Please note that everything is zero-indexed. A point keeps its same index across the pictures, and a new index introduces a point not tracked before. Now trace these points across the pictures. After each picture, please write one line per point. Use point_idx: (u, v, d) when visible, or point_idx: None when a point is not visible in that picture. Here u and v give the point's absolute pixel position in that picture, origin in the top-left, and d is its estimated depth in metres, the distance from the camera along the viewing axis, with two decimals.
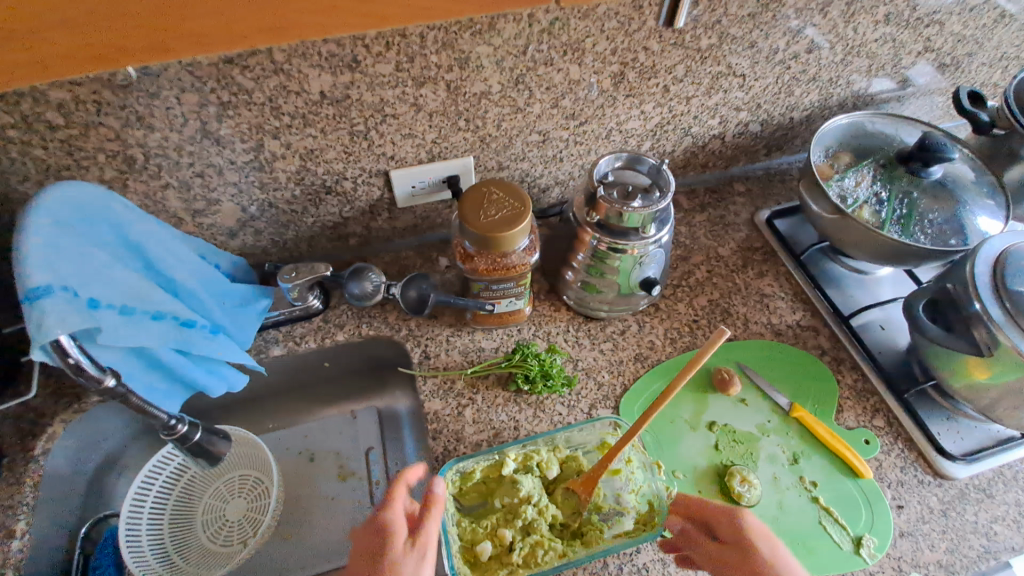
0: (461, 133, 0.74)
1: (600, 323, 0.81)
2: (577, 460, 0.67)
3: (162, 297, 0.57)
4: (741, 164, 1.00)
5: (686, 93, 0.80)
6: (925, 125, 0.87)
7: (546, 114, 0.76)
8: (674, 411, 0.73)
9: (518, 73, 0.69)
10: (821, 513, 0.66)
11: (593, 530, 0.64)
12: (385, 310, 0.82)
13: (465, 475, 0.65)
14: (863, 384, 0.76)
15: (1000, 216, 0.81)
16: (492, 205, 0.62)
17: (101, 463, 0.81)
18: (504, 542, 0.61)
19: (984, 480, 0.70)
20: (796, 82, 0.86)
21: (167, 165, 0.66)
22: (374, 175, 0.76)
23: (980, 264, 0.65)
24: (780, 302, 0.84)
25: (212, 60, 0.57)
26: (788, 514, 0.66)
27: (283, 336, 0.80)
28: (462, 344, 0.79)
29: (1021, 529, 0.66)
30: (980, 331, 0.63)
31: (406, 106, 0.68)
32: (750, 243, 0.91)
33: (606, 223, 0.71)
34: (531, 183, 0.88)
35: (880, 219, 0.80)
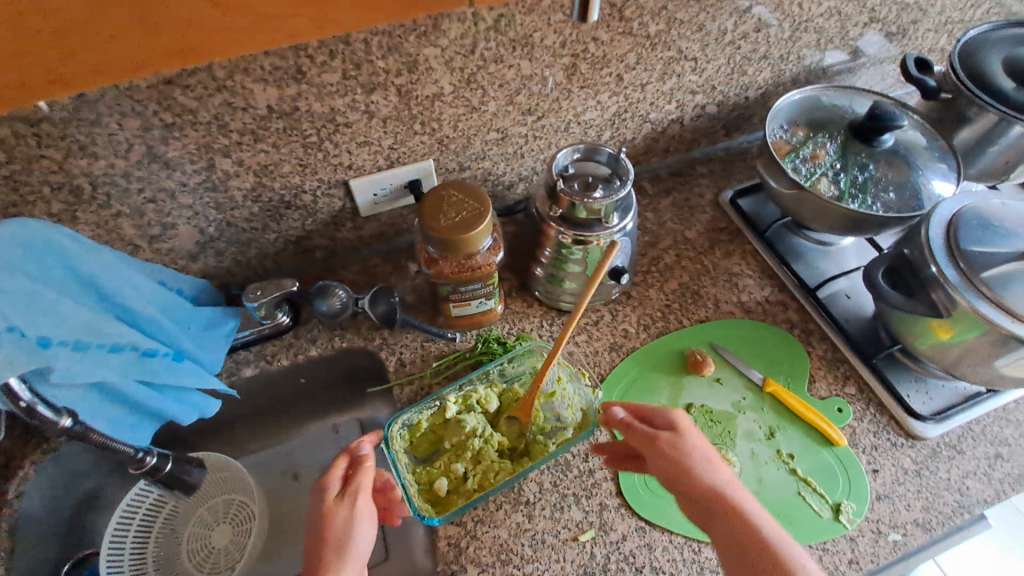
0: (417, 137, 0.73)
1: (574, 315, 0.82)
2: (514, 389, 0.70)
3: (118, 328, 0.56)
4: (703, 146, 1.01)
5: (640, 81, 0.81)
6: (874, 95, 0.89)
7: (502, 111, 0.75)
8: (652, 397, 0.74)
9: (469, 72, 0.68)
10: (800, 484, 0.68)
11: (537, 445, 0.67)
12: (357, 322, 0.81)
13: (413, 427, 0.67)
14: (833, 353, 0.78)
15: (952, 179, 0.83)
16: (451, 207, 0.62)
17: (80, 501, 0.79)
18: (458, 475, 0.63)
19: (955, 437, 0.72)
20: (748, 62, 0.86)
21: (117, 193, 0.64)
22: (333, 186, 0.75)
23: (935, 227, 0.67)
24: (748, 280, 0.86)
25: (150, 82, 0.55)
26: (768, 488, 0.67)
27: (254, 356, 0.79)
28: (437, 349, 0.78)
29: (992, 481, 0.69)
30: (938, 294, 0.64)
31: (358, 113, 0.67)
32: (716, 224, 0.93)
33: (568, 217, 0.71)
34: (495, 182, 0.87)
35: (839, 191, 0.82)
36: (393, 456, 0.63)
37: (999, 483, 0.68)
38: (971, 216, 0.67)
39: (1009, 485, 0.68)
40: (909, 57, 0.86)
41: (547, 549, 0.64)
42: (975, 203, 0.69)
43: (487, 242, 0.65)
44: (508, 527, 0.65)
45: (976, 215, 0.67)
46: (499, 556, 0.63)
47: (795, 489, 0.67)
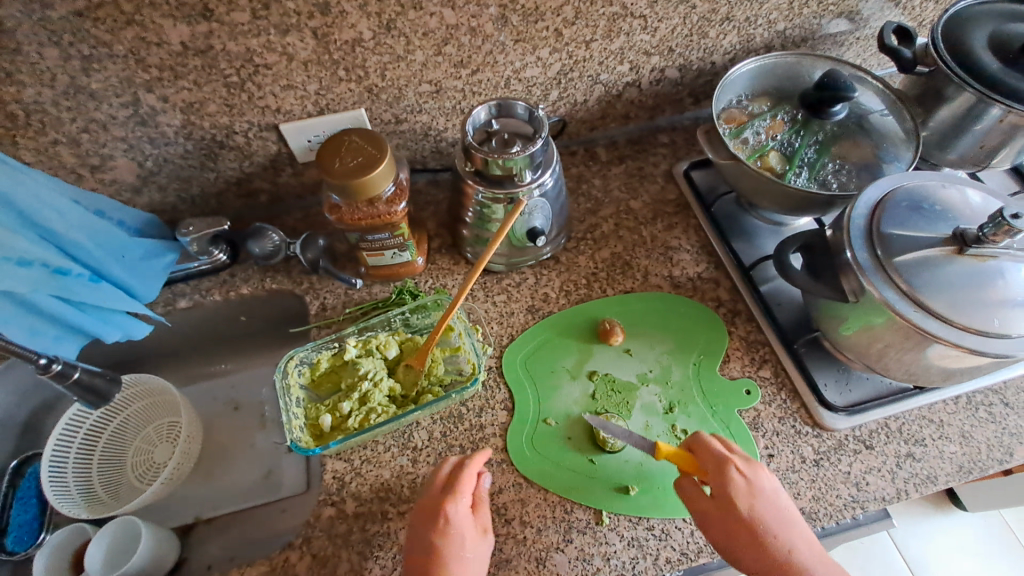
0: (344, 84, 0.73)
1: (497, 276, 0.81)
2: (414, 339, 0.73)
3: (27, 245, 0.62)
4: (668, 114, 0.96)
5: (582, 37, 0.78)
6: (829, 61, 0.82)
7: (432, 62, 0.74)
8: (557, 361, 0.74)
9: (387, 18, 0.67)
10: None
11: (426, 393, 0.70)
12: (289, 265, 0.84)
13: (313, 366, 0.71)
14: (755, 335, 0.76)
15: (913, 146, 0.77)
16: (350, 153, 0.64)
17: (38, 407, 0.88)
18: (342, 413, 0.67)
19: (867, 431, 0.69)
20: (708, 23, 0.81)
21: (50, 121, 0.68)
22: (265, 129, 0.77)
23: (859, 209, 0.63)
24: (684, 255, 0.83)
25: (61, 13, 0.58)
26: (654, 461, 0.67)
27: (190, 289, 0.83)
28: (358, 297, 0.80)
29: (894, 480, 0.66)
30: (850, 280, 0.61)
31: (277, 55, 0.68)
32: (664, 196, 0.89)
33: (482, 172, 0.70)
34: (437, 138, 0.86)
35: (785, 165, 0.77)
36: (286, 388, 0.67)
37: (902, 482, 0.66)
38: (902, 197, 0.63)
39: (913, 486, 0.65)
40: (890, 23, 0.79)
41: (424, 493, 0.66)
42: (913, 183, 0.64)
43: (389, 189, 0.66)
44: (391, 470, 0.68)
45: (907, 196, 0.63)
46: (378, 494, 0.66)
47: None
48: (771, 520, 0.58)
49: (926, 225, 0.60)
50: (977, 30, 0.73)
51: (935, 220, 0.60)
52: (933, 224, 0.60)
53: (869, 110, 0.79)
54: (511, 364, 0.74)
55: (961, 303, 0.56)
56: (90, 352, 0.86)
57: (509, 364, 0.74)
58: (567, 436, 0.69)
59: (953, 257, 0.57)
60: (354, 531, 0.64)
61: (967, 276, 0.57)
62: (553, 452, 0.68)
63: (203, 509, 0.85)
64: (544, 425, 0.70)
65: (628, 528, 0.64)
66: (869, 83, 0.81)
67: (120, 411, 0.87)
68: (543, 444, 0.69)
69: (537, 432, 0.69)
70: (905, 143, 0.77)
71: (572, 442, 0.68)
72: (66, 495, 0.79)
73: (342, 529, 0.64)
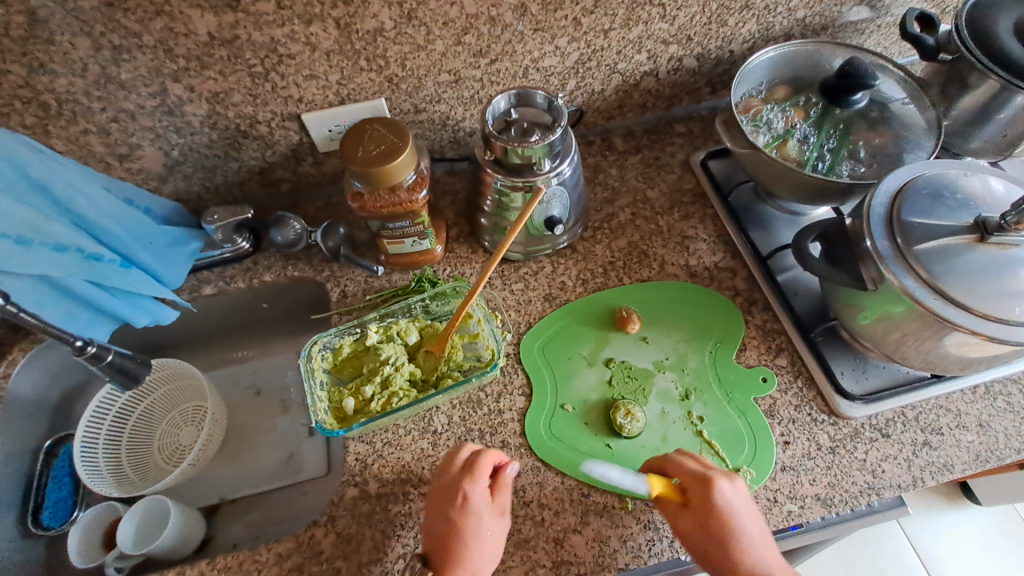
0: (365, 73, 0.74)
1: (515, 265, 0.82)
2: (433, 325, 0.74)
3: (62, 231, 0.64)
4: (685, 104, 0.96)
5: (601, 26, 0.78)
6: (849, 49, 0.82)
7: (451, 52, 0.75)
8: (574, 348, 0.75)
9: (408, 8, 0.68)
10: (704, 448, 0.68)
11: (446, 378, 0.72)
12: (310, 254, 0.86)
13: (336, 351, 0.72)
14: (772, 324, 0.76)
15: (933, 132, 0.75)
16: (372, 141, 0.65)
17: (69, 390, 0.90)
18: (365, 397, 0.69)
19: (883, 420, 0.69)
20: (728, 11, 0.81)
21: (81, 111, 0.70)
22: (287, 119, 0.78)
23: (880, 197, 0.63)
24: (701, 244, 0.83)
25: (93, 4, 0.60)
26: (669, 447, 0.68)
27: (214, 276, 0.85)
28: (378, 285, 0.82)
29: (910, 468, 0.66)
30: (869, 268, 0.61)
31: (300, 45, 0.69)
32: (680, 185, 0.90)
33: (501, 161, 0.71)
34: (455, 127, 0.87)
35: (804, 154, 0.77)
36: (310, 372, 0.69)
37: (918, 470, 0.66)
38: (924, 186, 0.62)
39: (929, 473, 0.66)
40: (912, 10, 0.78)
41: None
42: (935, 171, 0.64)
43: (410, 176, 0.68)
44: (412, 452, 0.69)
45: (928, 185, 0.62)
46: (400, 475, 0.68)
47: (697, 451, 0.68)
48: (742, 535, 0.60)
49: (947, 213, 0.60)
50: (1003, 16, 0.72)
51: (956, 209, 0.60)
52: (954, 213, 0.59)
53: (891, 98, 0.79)
54: (529, 351, 0.75)
55: (983, 291, 0.56)
56: (118, 337, 0.89)
57: (527, 350, 0.75)
58: (584, 421, 0.70)
59: (974, 246, 0.57)
60: (377, 511, 0.66)
61: (989, 264, 0.56)
62: (571, 437, 0.69)
63: (226, 491, 0.88)
64: (561, 410, 0.71)
65: (644, 512, 0.65)
66: (890, 71, 0.80)
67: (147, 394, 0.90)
68: (561, 429, 0.70)
69: (554, 417, 0.70)
70: (927, 131, 0.76)
71: (589, 428, 0.70)
72: (97, 473, 0.82)
73: (366, 509, 0.66)
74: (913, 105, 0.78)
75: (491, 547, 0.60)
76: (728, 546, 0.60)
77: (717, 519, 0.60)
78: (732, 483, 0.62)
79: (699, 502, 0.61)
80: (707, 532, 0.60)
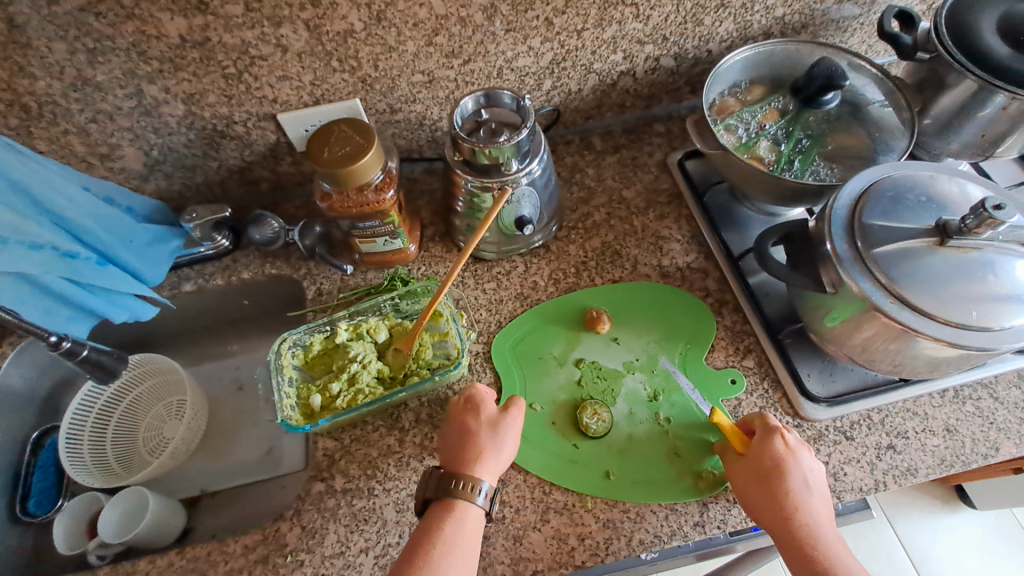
0: (338, 74, 0.75)
1: (487, 264, 0.83)
2: (403, 324, 0.75)
3: (40, 230, 0.66)
4: (664, 103, 0.96)
5: (574, 26, 0.78)
6: (824, 49, 0.81)
7: (423, 52, 0.76)
8: (544, 347, 0.76)
9: (377, 10, 0.69)
10: (670, 449, 0.68)
11: (413, 376, 0.72)
12: (288, 252, 0.87)
13: (307, 348, 0.74)
14: (741, 326, 0.76)
15: (905, 132, 0.75)
16: (338, 142, 0.66)
17: (57, 383, 0.93)
18: (332, 393, 0.71)
19: (848, 423, 0.69)
20: (703, 10, 0.80)
21: (61, 112, 0.72)
22: (263, 119, 0.79)
23: (843, 201, 0.63)
24: (674, 245, 0.83)
25: (65, 9, 0.61)
26: (635, 447, 0.69)
27: (194, 274, 0.87)
28: (353, 283, 0.83)
29: (874, 471, 0.66)
30: (829, 272, 0.61)
31: (271, 47, 0.70)
32: (657, 186, 0.90)
33: (471, 162, 0.71)
34: (432, 127, 0.88)
35: (777, 156, 0.76)
36: (279, 369, 0.71)
37: (881, 473, 0.66)
38: (890, 187, 0.62)
39: (891, 478, 0.66)
40: (891, 8, 0.77)
41: (409, 471, 0.69)
42: (904, 172, 0.64)
43: (378, 176, 0.69)
44: (378, 448, 0.71)
45: (895, 186, 0.62)
46: (365, 471, 0.69)
47: (663, 452, 0.68)
48: (795, 480, 0.60)
49: (911, 215, 0.59)
50: (984, 16, 0.71)
51: (921, 211, 0.59)
52: (918, 215, 0.59)
53: (866, 100, 0.78)
54: (499, 348, 0.76)
55: (944, 297, 0.55)
56: (103, 332, 0.91)
57: (497, 347, 0.76)
58: (551, 420, 0.71)
59: (936, 250, 0.57)
60: (342, 505, 0.68)
61: (951, 268, 0.56)
62: (538, 435, 0.70)
63: (207, 484, 0.90)
64: (529, 409, 0.71)
65: (604, 511, 0.66)
66: (864, 69, 0.79)
67: (130, 390, 0.92)
68: (528, 428, 0.70)
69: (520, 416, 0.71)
70: (899, 131, 0.76)
71: (556, 426, 0.70)
72: (82, 467, 0.85)
73: (331, 504, 0.68)
74: (886, 106, 0.78)
75: (507, 450, 0.64)
76: (780, 492, 0.60)
77: (777, 462, 0.61)
78: (801, 442, 0.63)
79: (760, 446, 0.63)
80: (761, 473, 0.61)
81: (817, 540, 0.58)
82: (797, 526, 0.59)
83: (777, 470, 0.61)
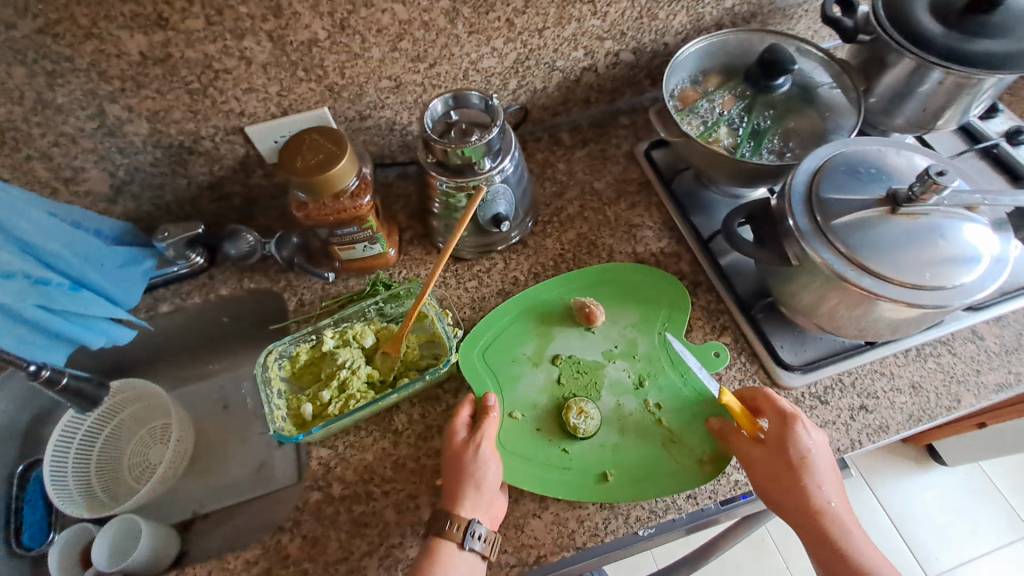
0: (305, 84, 0.75)
1: (467, 263, 0.84)
2: (389, 327, 0.76)
3: (9, 258, 0.65)
4: (627, 96, 0.98)
5: (535, 25, 0.80)
6: (773, 36, 0.85)
7: (389, 58, 0.76)
8: (519, 350, 0.76)
9: (340, 18, 0.69)
10: (670, 431, 0.70)
11: (403, 377, 0.73)
12: (265, 265, 0.87)
13: (293, 359, 0.74)
14: (717, 304, 0.79)
15: (852, 110, 0.80)
16: (310, 151, 0.66)
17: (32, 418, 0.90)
18: (322, 401, 0.71)
19: (821, 387, 0.72)
20: (657, 5, 0.84)
21: (21, 138, 0.70)
22: (231, 133, 0.79)
23: (800, 177, 0.66)
24: (647, 232, 0.86)
25: (20, 32, 0.60)
26: (633, 437, 0.70)
27: (170, 294, 0.85)
28: (335, 291, 0.83)
29: (848, 430, 0.70)
30: (793, 247, 0.65)
31: (235, 60, 0.70)
32: (626, 176, 0.92)
33: (444, 163, 0.72)
34: (403, 132, 0.88)
35: (736, 141, 0.80)
36: (267, 382, 0.71)
37: (855, 433, 0.70)
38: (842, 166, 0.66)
39: (865, 435, 0.69)
40: None
41: (406, 473, 0.70)
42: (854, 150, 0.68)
43: (352, 181, 0.69)
44: (374, 452, 0.71)
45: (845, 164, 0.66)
46: (362, 476, 0.70)
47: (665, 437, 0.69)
48: (818, 471, 0.62)
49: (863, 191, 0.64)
50: None
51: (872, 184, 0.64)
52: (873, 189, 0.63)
53: (817, 81, 0.82)
54: (467, 359, 0.74)
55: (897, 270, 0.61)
56: (78, 361, 0.89)
57: (467, 358, 0.74)
58: (533, 424, 0.71)
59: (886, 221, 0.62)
60: (341, 512, 0.68)
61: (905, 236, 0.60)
62: (526, 441, 0.70)
63: (200, 506, 0.89)
64: (509, 417, 0.71)
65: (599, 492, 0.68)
66: (811, 53, 0.83)
67: (112, 417, 0.90)
68: (511, 435, 0.70)
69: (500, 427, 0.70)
70: (847, 111, 0.80)
71: (541, 429, 0.70)
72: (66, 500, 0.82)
73: (330, 512, 0.68)
74: (833, 86, 0.82)
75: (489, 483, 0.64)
76: (807, 486, 0.62)
77: (802, 455, 0.63)
78: (816, 429, 0.65)
79: (782, 438, 0.64)
80: (787, 468, 0.62)
81: (842, 526, 0.61)
82: (826, 516, 0.61)
83: (805, 463, 0.62)
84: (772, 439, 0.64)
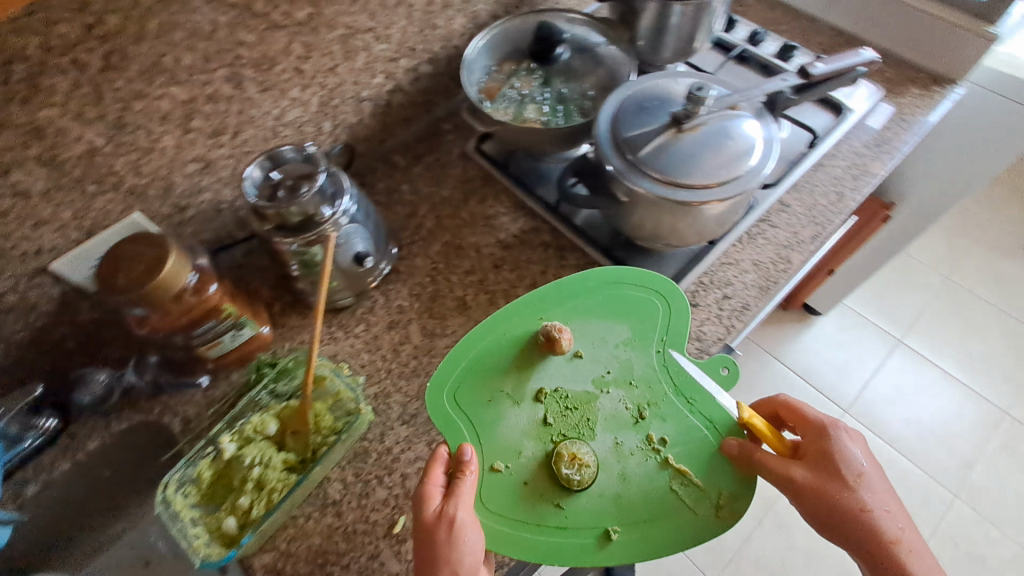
0: (101, 196, 0.70)
1: (348, 310, 0.84)
2: (288, 404, 0.72)
3: None
4: (442, 104, 1.02)
5: (325, 67, 0.81)
6: (540, 15, 0.93)
7: (186, 142, 0.73)
8: (498, 394, 0.73)
9: (113, 118, 0.65)
10: (671, 465, 0.69)
11: (321, 447, 0.71)
12: (133, 397, 0.79)
13: (196, 481, 0.68)
14: (585, 259, 0.86)
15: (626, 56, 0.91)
16: (130, 263, 0.61)
17: None
18: (245, 509, 0.66)
19: (690, 294, 0.82)
20: (433, 14, 0.89)
21: None
22: (35, 275, 0.70)
23: (602, 128, 0.74)
24: (503, 218, 0.91)
25: None
26: (632, 479, 0.69)
27: (32, 472, 0.75)
28: (221, 392, 0.78)
29: (722, 321, 0.80)
30: (618, 187, 0.72)
31: (8, 198, 0.63)
32: (467, 175, 0.97)
33: (282, 225, 0.71)
34: (233, 210, 0.84)
35: (546, 112, 0.87)
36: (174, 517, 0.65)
37: (727, 320, 0.80)
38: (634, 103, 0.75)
39: (735, 318, 0.80)
40: None
41: (360, 538, 0.68)
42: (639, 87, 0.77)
43: (193, 277, 0.65)
44: (320, 533, 0.68)
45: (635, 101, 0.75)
46: (316, 561, 0.67)
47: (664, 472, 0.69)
48: (870, 484, 0.64)
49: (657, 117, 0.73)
50: None
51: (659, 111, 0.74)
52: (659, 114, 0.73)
53: (593, 43, 0.92)
54: (436, 409, 0.72)
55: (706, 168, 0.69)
56: None
57: (436, 405, 0.72)
58: (522, 472, 0.69)
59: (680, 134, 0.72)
60: None
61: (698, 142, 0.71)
62: (514, 496, 0.68)
63: None
64: (491, 470, 0.69)
65: None
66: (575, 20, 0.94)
67: None
68: (495, 490, 0.68)
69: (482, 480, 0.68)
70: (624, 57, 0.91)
71: (528, 479, 0.68)
72: None
73: None
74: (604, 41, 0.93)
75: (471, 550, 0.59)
76: (865, 500, 0.63)
77: (849, 469, 0.64)
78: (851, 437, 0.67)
79: (828, 458, 0.65)
80: (834, 478, 0.64)
81: (897, 537, 0.63)
82: (885, 528, 0.63)
83: (857, 477, 0.64)
84: (819, 461, 0.65)
